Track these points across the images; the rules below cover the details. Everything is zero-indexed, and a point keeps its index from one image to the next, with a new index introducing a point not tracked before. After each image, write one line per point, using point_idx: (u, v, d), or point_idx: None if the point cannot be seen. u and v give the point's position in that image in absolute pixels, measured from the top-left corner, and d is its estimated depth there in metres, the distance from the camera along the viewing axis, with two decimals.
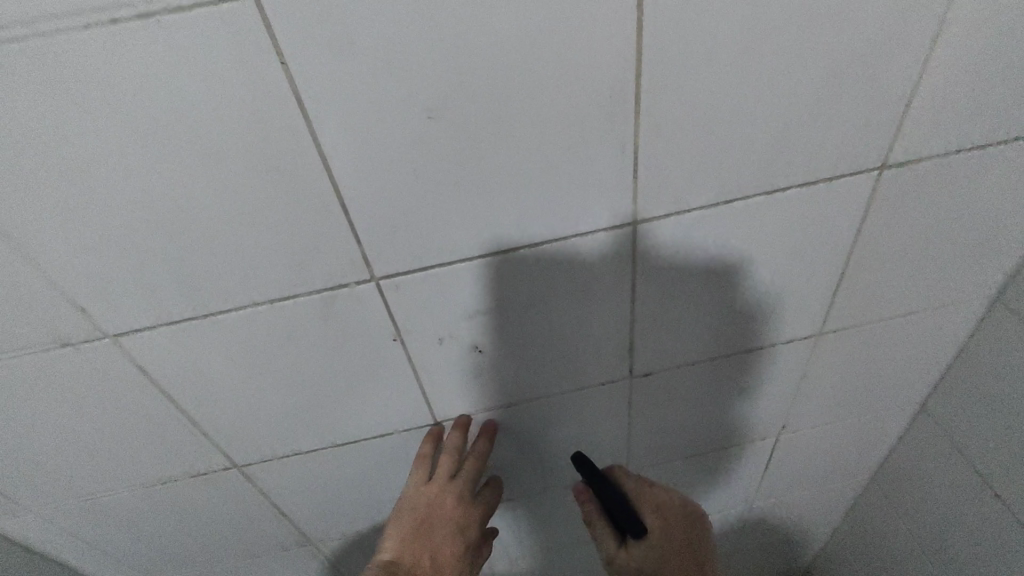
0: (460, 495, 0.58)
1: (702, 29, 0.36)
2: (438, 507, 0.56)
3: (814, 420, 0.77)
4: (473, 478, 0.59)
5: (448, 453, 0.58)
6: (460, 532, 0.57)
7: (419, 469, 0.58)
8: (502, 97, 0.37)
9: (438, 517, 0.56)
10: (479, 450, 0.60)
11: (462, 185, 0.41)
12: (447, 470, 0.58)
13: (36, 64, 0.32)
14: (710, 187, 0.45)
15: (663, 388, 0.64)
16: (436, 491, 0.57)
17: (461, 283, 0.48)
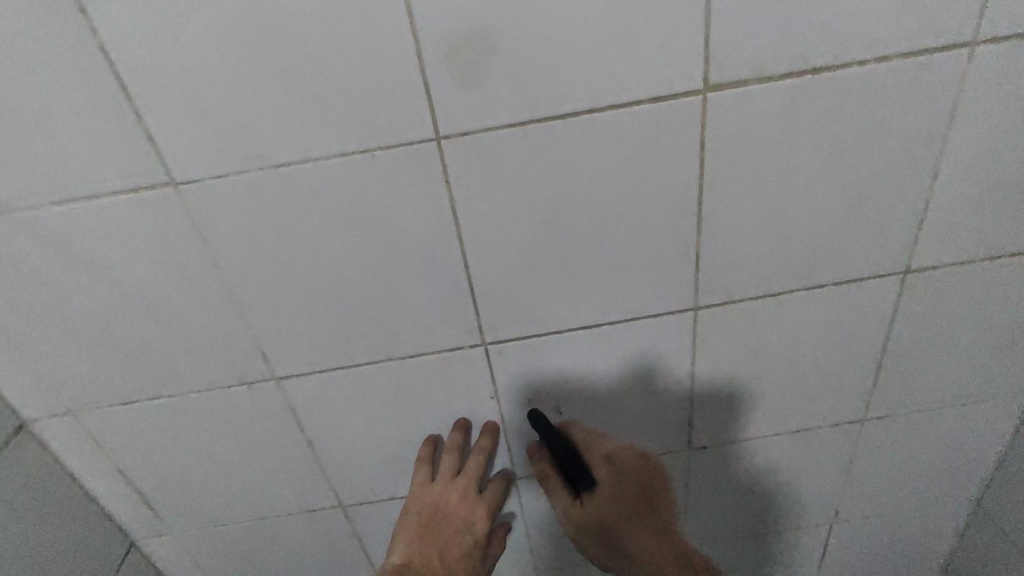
0: (464, 491, 0.60)
1: (751, 164, 0.49)
2: (442, 505, 0.59)
3: (864, 512, 0.81)
4: (477, 473, 0.61)
5: (446, 454, 0.61)
6: (469, 527, 0.59)
7: (420, 470, 0.62)
8: (599, 210, 0.50)
9: (443, 515, 0.59)
10: (483, 445, 0.62)
11: (562, 273, 0.53)
12: (449, 469, 0.61)
13: (285, 180, 0.46)
14: (758, 282, 0.56)
15: (718, 461, 0.71)
16: (438, 490, 0.60)
17: (552, 351, 0.59)
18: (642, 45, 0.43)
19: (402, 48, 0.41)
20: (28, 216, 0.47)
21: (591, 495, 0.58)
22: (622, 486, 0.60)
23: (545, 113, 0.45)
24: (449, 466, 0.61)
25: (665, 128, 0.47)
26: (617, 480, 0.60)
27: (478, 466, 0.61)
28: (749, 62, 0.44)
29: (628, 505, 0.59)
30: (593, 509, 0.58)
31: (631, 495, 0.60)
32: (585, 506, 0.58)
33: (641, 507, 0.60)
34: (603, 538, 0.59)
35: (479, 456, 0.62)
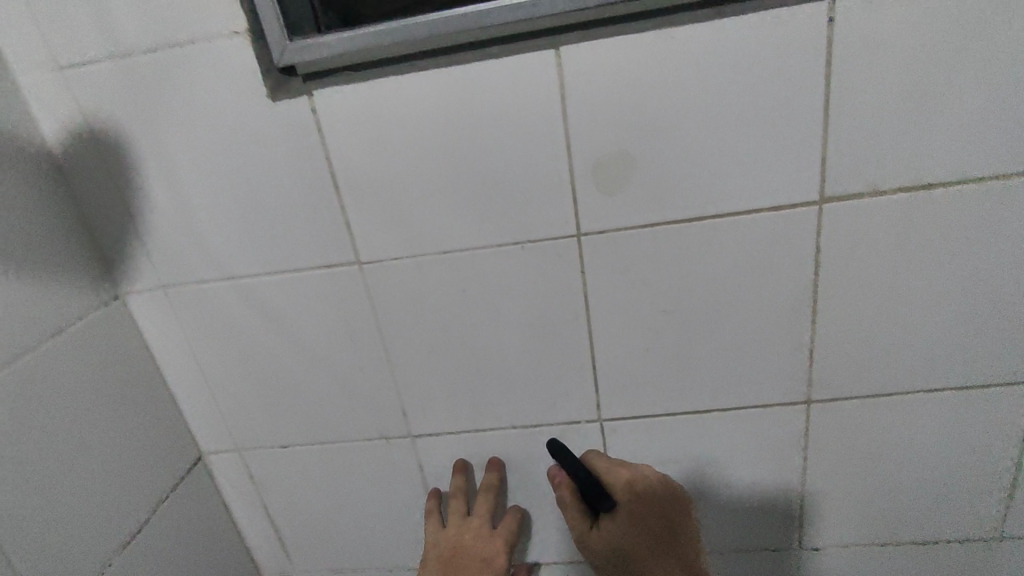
0: (476, 528, 0.63)
1: (866, 267, 0.53)
2: (457, 543, 0.62)
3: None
4: (488, 509, 0.64)
5: (454, 497, 0.65)
6: (488, 561, 0.61)
7: (432, 518, 0.65)
8: (717, 302, 0.55)
9: (460, 553, 0.61)
10: (487, 482, 0.65)
11: (678, 358, 0.58)
12: (460, 509, 0.64)
13: (447, 264, 0.55)
14: (874, 380, 0.57)
15: (832, 570, 0.68)
16: (450, 530, 0.63)
17: (664, 432, 0.62)
18: (764, 161, 0.49)
19: (557, 161, 0.50)
20: (242, 281, 0.58)
21: (609, 520, 0.54)
22: (645, 513, 0.53)
23: (673, 216, 0.52)
24: (456, 507, 0.64)
25: (783, 231, 0.52)
26: (640, 506, 0.54)
27: (486, 503, 0.64)
28: (864, 177, 0.49)
29: (650, 535, 0.53)
30: (613, 536, 0.53)
31: (656, 523, 0.53)
32: (605, 532, 0.54)
33: (670, 540, 0.53)
34: (624, 571, 0.54)
35: (486, 493, 0.64)
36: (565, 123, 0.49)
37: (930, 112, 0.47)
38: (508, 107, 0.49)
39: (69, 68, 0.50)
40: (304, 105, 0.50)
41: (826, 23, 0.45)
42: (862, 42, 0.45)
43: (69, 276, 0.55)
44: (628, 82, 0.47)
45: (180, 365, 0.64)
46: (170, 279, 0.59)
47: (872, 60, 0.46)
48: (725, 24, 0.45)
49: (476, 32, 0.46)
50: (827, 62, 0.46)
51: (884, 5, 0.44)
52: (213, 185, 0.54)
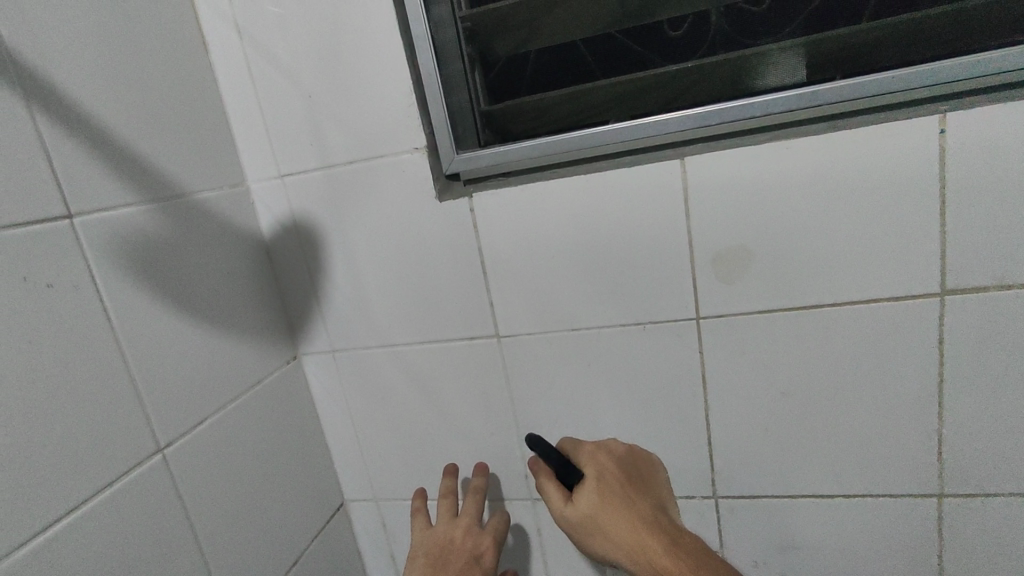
0: (464, 526, 0.63)
1: (995, 361, 0.53)
2: (443, 541, 0.62)
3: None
4: (473, 510, 0.64)
5: (442, 500, 0.66)
6: (475, 558, 0.60)
7: (419, 521, 0.67)
8: (835, 387, 0.57)
9: (447, 551, 0.61)
10: (475, 484, 0.66)
11: (796, 440, 0.60)
12: (447, 511, 0.65)
13: (575, 340, 0.62)
14: (1014, 479, 0.55)
15: None
16: (438, 531, 0.63)
17: (781, 514, 0.62)
18: (880, 254, 0.53)
19: (679, 251, 0.56)
20: (398, 348, 0.68)
21: (581, 487, 0.55)
22: (610, 479, 0.56)
23: (790, 303, 0.56)
24: (445, 507, 0.65)
25: (904, 320, 0.54)
26: (604, 476, 0.56)
27: (472, 504, 0.64)
28: (987, 272, 0.51)
29: (618, 497, 0.54)
30: (585, 504, 0.54)
31: (620, 490, 0.55)
32: (578, 502, 0.55)
33: (637, 502, 0.54)
34: (598, 537, 0.53)
35: (474, 494, 0.65)
36: (687, 218, 0.55)
37: None
38: (636, 206, 0.56)
39: (289, 175, 0.65)
40: (464, 202, 0.61)
41: (938, 134, 0.49)
42: (976, 147, 0.49)
43: (268, 337, 0.67)
44: (745, 184, 0.53)
45: (336, 418, 0.74)
46: (339, 343, 0.70)
47: (988, 165, 0.49)
48: (837, 135, 0.51)
49: (617, 143, 0.56)
50: (941, 166, 0.50)
51: (998, 116, 0.48)
52: (383, 265, 0.65)
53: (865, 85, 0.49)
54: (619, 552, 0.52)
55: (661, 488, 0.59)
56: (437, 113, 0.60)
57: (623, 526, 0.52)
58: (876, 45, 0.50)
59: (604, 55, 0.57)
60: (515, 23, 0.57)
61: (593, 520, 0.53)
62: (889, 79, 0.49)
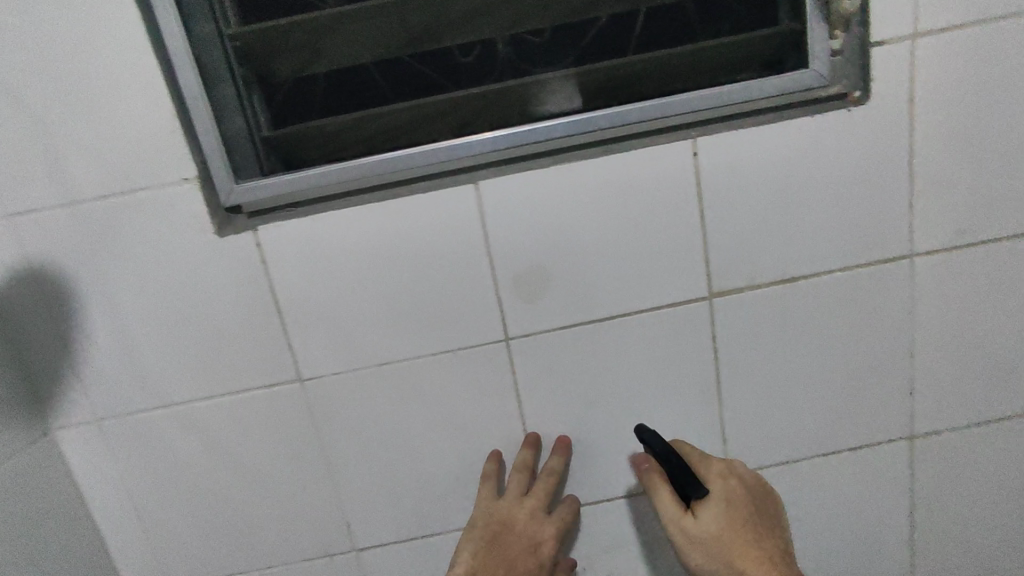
0: (530, 513, 0.59)
1: (756, 351, 0.61)
2: (505, 522, 0.59)
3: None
4: (545, 497, 0.59)
5: (517, 472, 0.60)
6: (534, 547, 0.58)
7: (485, 485, 0.61)
8: (634, 392, 0.61)
9: (507, 532, 0.58)
10: (552, 468, 0.60)
11: (607, 446, 0.63)
12: (518, 487, 0.60)
13: (388, 375, 0.59)
14: (780, 450, 0.64)
15: None
16: (503, 507, 0.59)
17: (602, 519, 0.65)
18: (659, 267, 0.58)
19: (481, 275, 0.57)
20: (186, 407, 0.59)
21: (706, 508, 0.54)
22: (738, 504, 0.55)
23: (589, 317, 0.59)
24: (517, 484, 0.60)
25: (684, 324, 0.60)
26: (731, 497, 0.55)
27: (546, 490, 0.59)
28: (742, 275, 0.59)
29: (746, 525, 0.54)
30: (709, 525, 0.54)
31: (745, 514, 0.54)
32: (703, 521, 0.54)
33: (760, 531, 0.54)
34: (716, 559, 0.53)
35: (550, 480, 0.60)
36: (485, 242, 0.56)
37: (784, 219, 0.57)
38: (433, 233, 0.56)
39: (20, 216, 0.53)
40: (248, 238, 0.55)
41: (691, 157, 0.55)
42: (720, 168, 0.56)
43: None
44: (536, 205, 0.55)
45: (112, 501, 0.62)
46: (108, 411, 0.59)
47: (732, 182, 0.56)
48: (612, 158, 0.55)
49: (411, 171, 0.55)
50: (697, 184, 0.56)
51: (734, 141, 0.55)
52: (158, 315, 0.56)
53: (632, 113, 0.54)
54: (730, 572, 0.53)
55: (779, 506, 0.58)
56: (208, 140, 0.54)
57: (745, 550, 0.53)
58: (637, 77, 0.55)
59: (398, 80, 0.56)
60: (294, 42, 0.53)
61: (715, 541, 0.53)
62: (649, 107, 0.54)
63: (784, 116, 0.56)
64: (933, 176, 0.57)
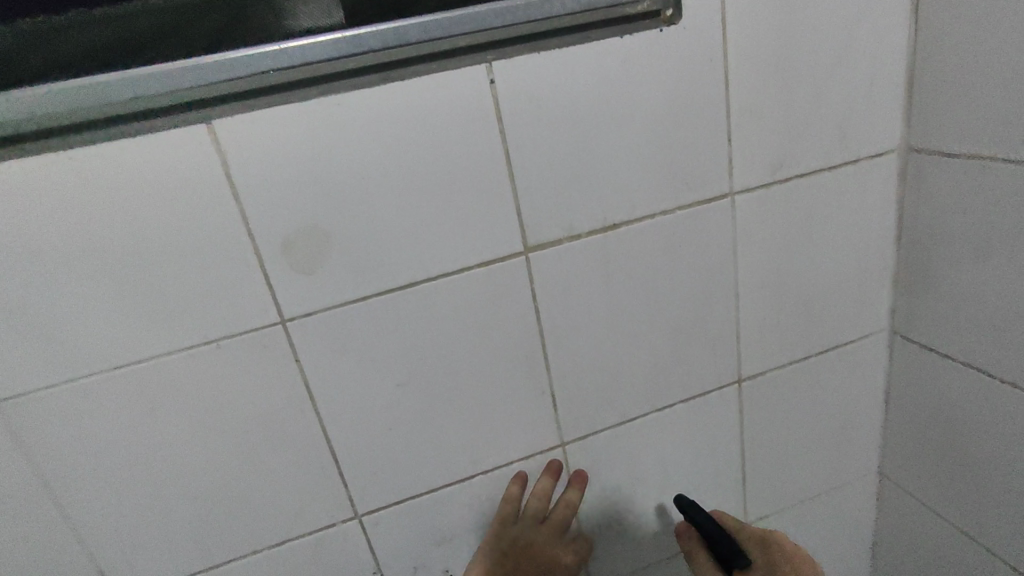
0: (551, 543, 0.57)
1: (580, 308, 0.55)
2: (525, 552, 0.55)
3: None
4: (561, 527, 0.58)
5: (537, 500, 0.58)
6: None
7: (505, 511, 0.57)
8: (451, 368, 0.54)
9: (527, 562, 0.55)
10: (570, 499, 0.59)
11: (425, 431, 0.55)
12: (537, 514, 0.58)
13: (126, 380, 0.47)
14: (614, 410, 0.61)
15: None
16: (524, 535, 0.56)
17: (428, 508, 0.59)
18: (463, 224, 0.49)
19: (238, 244, 0.45)
20: None
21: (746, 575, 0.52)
22: (775, 564, 0.52)
23: (385, 286, 0.49)
24: (537, 513, 0.57)
25: (498, 286, 0.52)
26: (768, 562, 0.52)
27: (565, 516, 0.58)
28: (559, 224, 0.52)
29: None
30: None
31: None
32: None
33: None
34: None
35: (568, 509, 0.58)
36: (238, 200, 0.44)
37: (600, 159, 0.51)
38: (162, 190, 0.43)
39: None
40: None
41: (487, 84, 0.47)
42: (523, 100, 0.48)
43: None
44: (299, 151, 0.44)
45: None
46: None
47: (539, 117, 0.48)
48: (390, 89, 0.45)
49: (104, 106, 0.40)
50: (498, 119, 0.47)
51: (536, 65, 0.47)
52: None
53: (411, 29, 0.43)
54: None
55: None
56: None
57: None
58: None
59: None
60: None
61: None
62: (432, 22, 0.43)
63: (592, 35, 0.48)
64: (750, 104, 0.54)
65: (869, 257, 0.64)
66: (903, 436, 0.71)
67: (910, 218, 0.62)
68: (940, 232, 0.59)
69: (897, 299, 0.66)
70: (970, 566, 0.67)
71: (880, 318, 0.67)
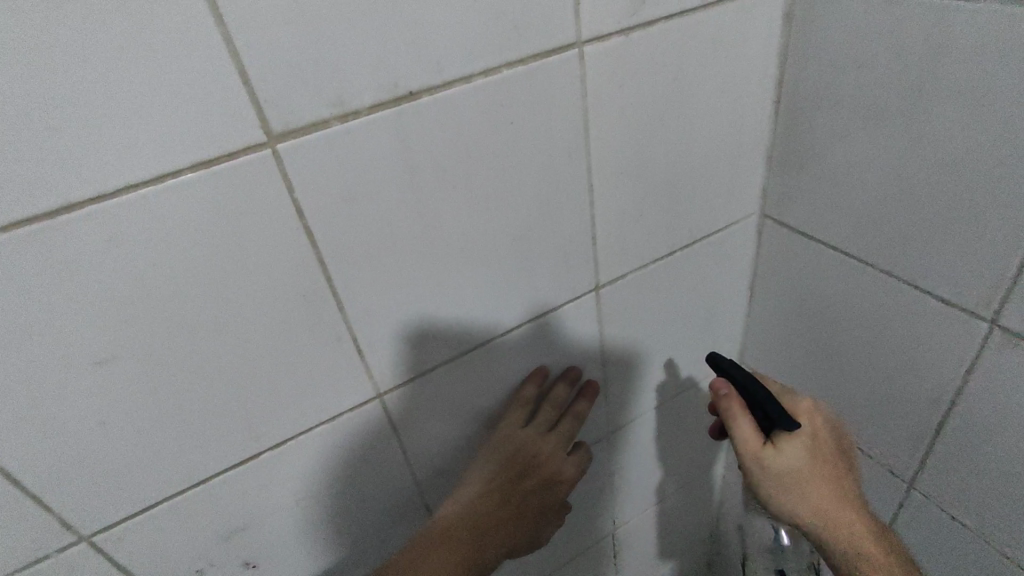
0: (555, 452, 0.54)
1: (378, 222, 0.39)
2: (529, 457, 0.53)
3: (647, 503, 0.79)
4: (567, 438, 0.55)
5: (548, 406, 0.54)
6: (547, 486, 0.54)
7: (517, 411, 0.53)
8: (183, 327, 0.36)
9: (532, 469, 0.53)
10: (580, 411, 0.56)
11: (166, 416, 0.38)
12: (547, 420, 0.54)
13: None
14: (444, 345, 0.47)
15: None
16: (533, 440, 0.53)
17: (201, 504, 0.43)
18: (143, 103, 0.30)
19: None
20: None
21: (792, 439, 0.49)
22: (824, 440, 0.50)
23: (12, 215, 0.29)
24: (548, 420, 0.54)
25: (234, 199, 0.34)
26: (820, 434, 0.51)
27: (573, 429, 0.55)
28: (321, 98, 0.33)
29: (833, 458, 0.50)
30: (792, 458, 0.49)
31: (831, 445, 0.51)
32: (786, 451, 0.49)
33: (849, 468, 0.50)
34: (789, 491, 0.49)
35: (576, 420, 0.55)
36: None
37: None
38: None
39: None
40: None
41: None
42: None
43: None
44: None
45: None
46: None
47: None
48: None
49: None
50: None
51: None
52: None
53: None
54: (798, 503, 0.49)
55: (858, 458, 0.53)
56: None
57: (817, 481, 0.49)
58: None
59: None
60: None
61: (796, 474, 0.49)
62: None
63: None
64: None
65: (744, 129, 0.53)
66: (767, 326, 0.65)
67: (793, 78, 0.51)
68: (826, 96, 0.48)
69: (771, 175, 0.57)
70: None
71: (751, 200, 0.58)
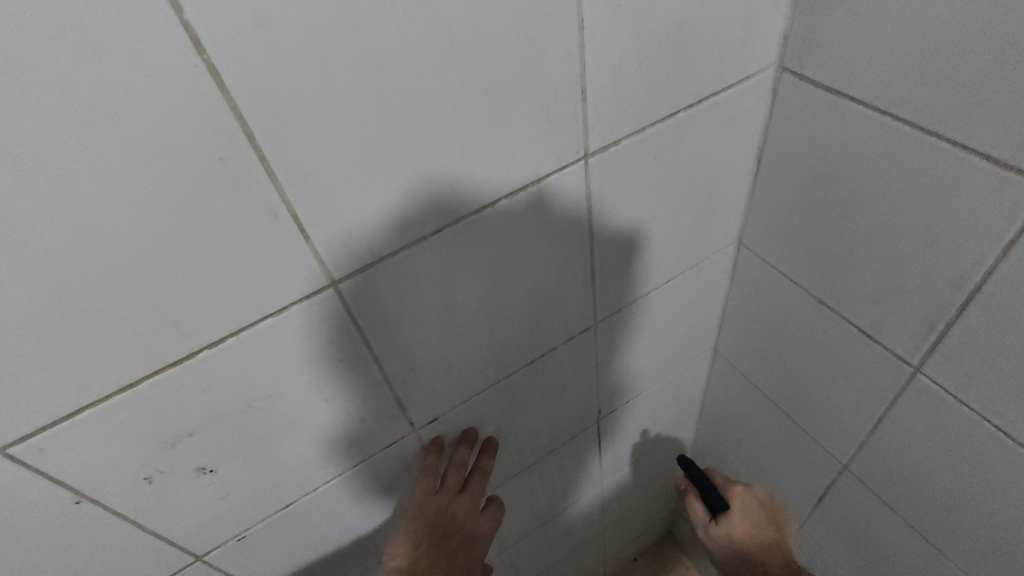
0: (470, 506, 0.56)
1: (307, 61, 0.30)
2: (449, 520, 0.54)
3: (635, 392, 0.76)
4: (478, 493, 0.57)
5: (455, 467, 0.56)
6: (473, 541, 0.55)
7: (425, 479, 0.55)
8: (60, 196, 0.28)
9: (455, 527, 0.54)
10: (483, 467, 0.59)
11: (65, 308, 0.32)
12: (456, 481, 0.56)
13: None
14: (406, 222, 0.40)
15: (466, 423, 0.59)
16: (447, 501, 0.55)
17: (135, 410, 0.38)
18: None
19: None
20: None
21: (726, 520, 0.68)
22: (751, 512, 0.68)
23: None
24: (456, 480, 0.56)
25: (97, 15, 0.25)
26: (749, 509, 0.68)
27: (481, 487, 0.57)
28: None
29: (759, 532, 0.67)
30: (726, 529, 0.68)
31: (761, 513, 0.68)
32: (723, 526, 0.68)
33: (771, 530, 0.68)
34: (723, 547, 0.69)
35: (482, 475, 0.58)
36: None
37: None
38: None
39: None
40: None
41: None
42: None
43: None
44: None
45: None
46: None
47: None
48: None
49: None
50: None
51: None
52: None
53: None
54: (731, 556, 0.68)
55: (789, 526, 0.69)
56: None
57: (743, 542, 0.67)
58: None
59: None
60: None
61: (730, 541, 0.68)
62: None
63: None
64: None
65: None
66: (773, 202, 0.59)
67: None
68: None
69: (795, 15, 0.48)
70: (816, 331, 0.62)
71: (766, 50, 0.49)
